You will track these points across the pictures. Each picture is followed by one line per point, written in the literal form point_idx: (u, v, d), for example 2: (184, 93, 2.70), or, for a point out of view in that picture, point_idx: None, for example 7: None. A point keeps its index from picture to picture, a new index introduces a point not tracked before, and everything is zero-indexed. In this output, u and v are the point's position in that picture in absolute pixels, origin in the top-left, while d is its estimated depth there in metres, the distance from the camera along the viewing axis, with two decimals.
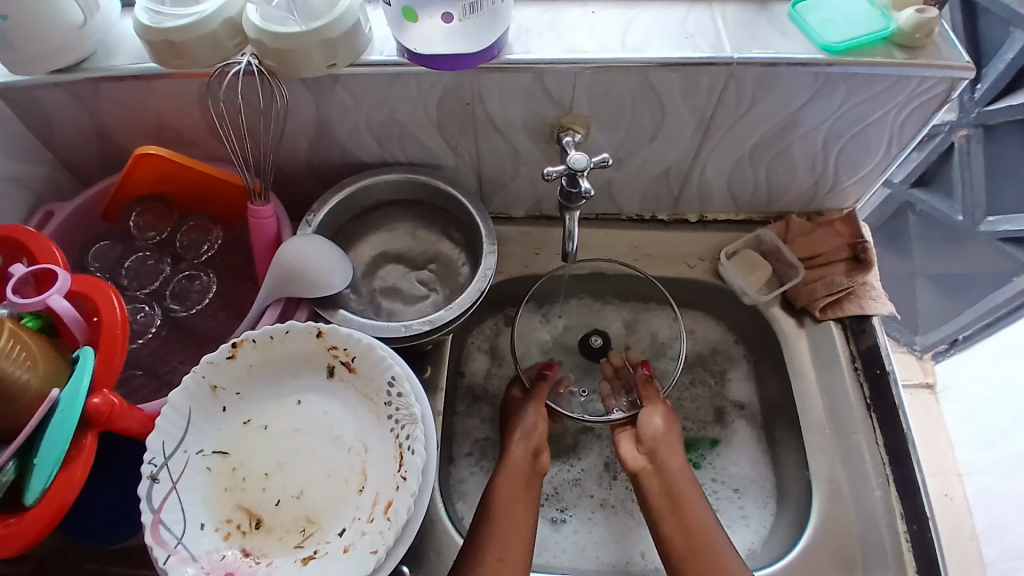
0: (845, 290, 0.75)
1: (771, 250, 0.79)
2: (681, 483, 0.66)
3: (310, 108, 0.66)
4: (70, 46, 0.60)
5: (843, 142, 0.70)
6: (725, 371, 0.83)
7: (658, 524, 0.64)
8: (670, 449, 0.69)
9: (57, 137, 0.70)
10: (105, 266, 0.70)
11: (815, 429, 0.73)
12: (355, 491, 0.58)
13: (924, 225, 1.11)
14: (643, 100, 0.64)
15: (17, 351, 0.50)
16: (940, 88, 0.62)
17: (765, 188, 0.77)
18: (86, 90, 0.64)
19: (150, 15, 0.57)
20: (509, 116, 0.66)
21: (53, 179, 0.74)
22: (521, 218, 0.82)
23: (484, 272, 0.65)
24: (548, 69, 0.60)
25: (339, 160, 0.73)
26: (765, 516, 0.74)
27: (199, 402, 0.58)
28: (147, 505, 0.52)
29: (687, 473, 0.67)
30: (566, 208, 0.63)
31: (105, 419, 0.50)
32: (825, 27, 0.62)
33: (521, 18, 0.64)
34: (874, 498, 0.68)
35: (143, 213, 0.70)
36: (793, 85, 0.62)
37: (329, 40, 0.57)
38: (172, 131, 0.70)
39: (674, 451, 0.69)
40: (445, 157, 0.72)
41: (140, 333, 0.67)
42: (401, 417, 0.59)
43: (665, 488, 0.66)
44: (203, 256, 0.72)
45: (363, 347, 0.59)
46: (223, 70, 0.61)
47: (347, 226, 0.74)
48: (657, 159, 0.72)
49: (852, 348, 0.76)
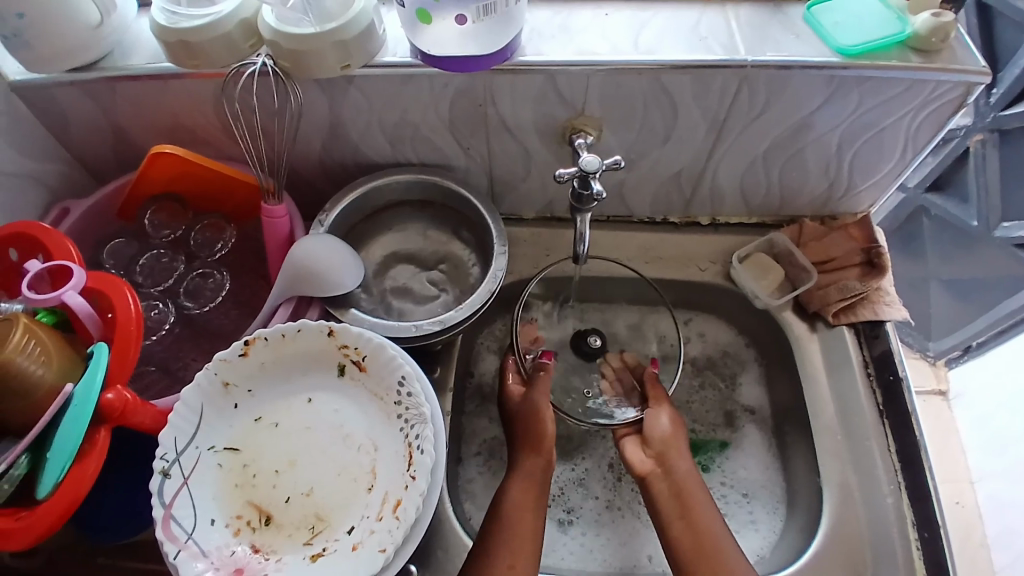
0: (859, 294, 0.75)
1: (783, 254, 0.79)
2: (690, 486, 0.66)
3: (323, 109, 0.66)
4: (88, 45, 0.61)
5: (857, 146, 0.69)
6: (735, 375, 0.83)
7: (666, 527, 0.64)
8: (679, 452, 0.69)
9: (73, 135, 0.71)
10: (120, 263, 0.71)
11: (825, 434, 0.72)
12: (364, 490, 0.58)
13: (938, 230, 1.11)
14: (656, 103, 0.64)
15: (32, 346, 0.51)
16: (956, 93, 0.62)
17: (777, 191, 0.77)
18: (102, 89, 0.65)
19: (167, 16, 0.58)
20: (522, 118, 0.66)
21: (69, 177, 0.75)
22: (532, 219, 0.82)
23: (495, 273, 0.66)
24: (560, 71, 0.60)
25: (351, 160, 0.73)
26: (774, 521, 0.74)
27: (211, 399, 0.59)
28: (159, 500, 0.53)
29: (695, 476, 0.67)
30: (577, 209, 0.63)
31: (119, 415, 0.51)
32: (840, 31, 0.62)
33: (535, 20, 0.64)
34: (885, 505, 0.68)
35: (158, 211, 0.71)
36: (806, 88, 0.62)
37: (343, 42, 0.57)
38: (186, 130, 0.71)
39: (683, 455, 0.68)
40: (457, 158, 0.73)
41: (154, 329, 0.67)
42: (410, 416, 0.59)
43: (673, 491, 0.66)
44: (216, 254, 0.72)
45: (373, 346, 0.59)
46: (238, 70, 0.61)
47: (359, 226, 0.75)
48: (668, 162, 0.72)
49: (864, 354, 0.75)
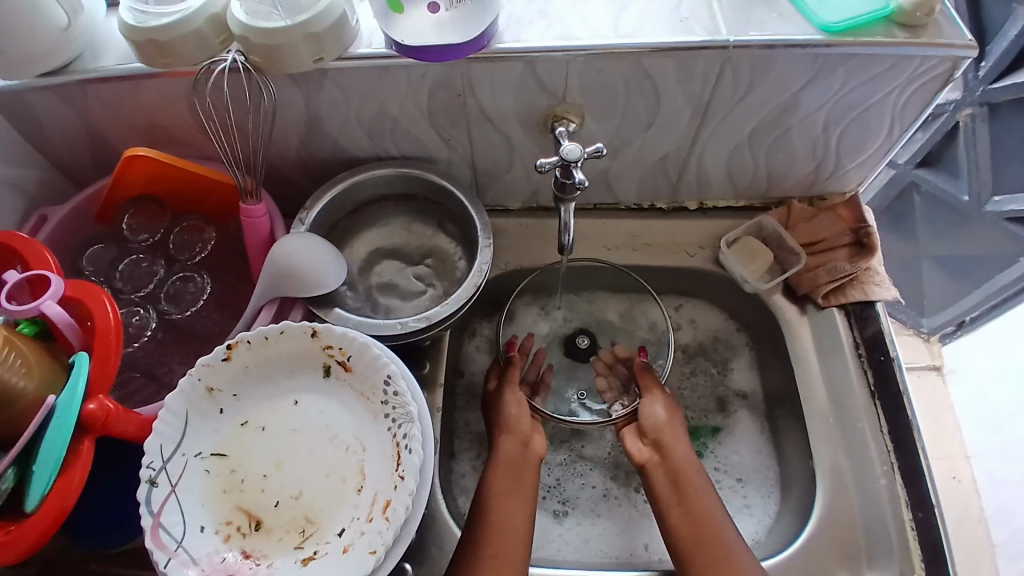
0: (849, 275, 0.74)
1: (772, 237, 0.79)
2: (689, 473, 0.65)
3: (300, 106, 0.65)
4: (57, 49, 0.59)
5: (843, 126, 0.69)
6: (727, 361, 0.82)
7: (665, 513, 0.64)
8: (676, 436, 0.68)
9: (48, 140, 0.70)
10: (99, 269, 0.70)
11: (818, 416, 0.72)
12: (353, 491, 0.58)
13: (928, 206, 1.10)
14: (638, 87, 0.63)
15: (14, 357, 0.50)
16: (943, 67, 0.61)
17: (764, 173, 0.76)
18: (75, 92, 0.64)
19: (135, 15, 0.56)
20: (502, 107, 0.65)
21: (47, 182, 0.73)
22: (518, 210, 0.81)
23: (479, 266, 0.65)
24: (540, 58, 0.59)
25: (331, 156, 0.72)
26: (769, 506, 0.74)
27: (196, 404, 0.58)
28: (147, 508, 0.52)
29: (693, 462, 0.66)
30: (560, 199, 0.62)
31: (102, 425, 0.50)
32: (823, 6, 0.60)
33: (512, 6, 0.62)
34: (878, 487, 0.68)
35: (136, 215, 0.70)
36: (791, 67, 0.61)
37: (314, 34, 0.56)
38: (163, 132, 0.69)
39: (679, 440, 0.68)
40: (438, 150, 0.71)
41: (135, 336, 0.67)
42: (397, 416, 0.58)
43: (672, 478, 0.65)
44: (196, 256, 0.71)
45: (357, 346, 0.59)
46: (208, 68, 0.59)
47: (342, 223, 0.73)
48: (653, 147, 0.71)
49: (854, 334, 0.75)
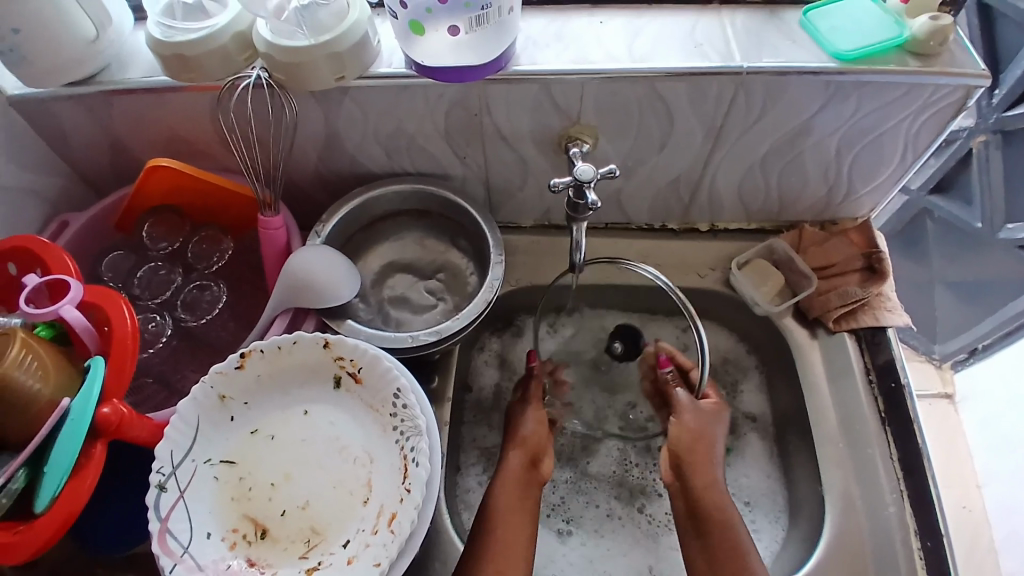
0: (860, 300, 0.74)
1: (783, 260, 0.79)
2: (710, 504, 0.65)
3: (319, 121, 0.66)
4: (84, 60, 0.61)
5: (856, 151, 0.69)
6: (736, 382, 0.82)
7: (685, 545, 0.65)
8: (708, 462, 0.67)
9: (71, 148, 0.71)
10: (118, 276, 0.71)
11: (828, 442, 0.72)
12: (360, 502, 0.58)
13: (942, 232, 1.10)
14: (651, 110, 0.64)
15: (30, 360, 0.51)
16: (956, 96, 0.61)
17: (777, 197, 0.76)
18: (100, 102, 0.65)
19: (162, 30, 0.58)
20: (517, 126, 0.66)
21: (68, 190, 0.75)
22: (530, 227, 0.82)
23: (491, 282, 0.65)
24: (556, 80, 0.60)
25: (348, 170, 0.73)
26: (777, 531, 0.73)
27: (207, 412, 0.59)
28: (155, 514, 0.53)
29: (715, 490, 0.65)
30: (572, 218, 0.63)
31: (115, 429, 0.51)
32: (836, 35, 0.61)
33: (529, 28, 0.64)
34: (887, 515, 0.67)
35: (156, 224, 0.71)
36: (804, 93, 0.61)
37: (336, 54, 0.57)
38: (184, 143, 0.71)
39: (706, 467, 0.67)
40: (453, 167, 0.72)
41: (151, 342, 0.68)
42: (406, 429, 0.59)
43: (692, 509, 0.65)
44: (214, 266, 0.73)
45: (369, 358, 0.59)
46: (233, 83, 0.61)
47: (356, 236, 0.74)
48: (665, 169, 0.72)
49: (865, 360, 0.75)
